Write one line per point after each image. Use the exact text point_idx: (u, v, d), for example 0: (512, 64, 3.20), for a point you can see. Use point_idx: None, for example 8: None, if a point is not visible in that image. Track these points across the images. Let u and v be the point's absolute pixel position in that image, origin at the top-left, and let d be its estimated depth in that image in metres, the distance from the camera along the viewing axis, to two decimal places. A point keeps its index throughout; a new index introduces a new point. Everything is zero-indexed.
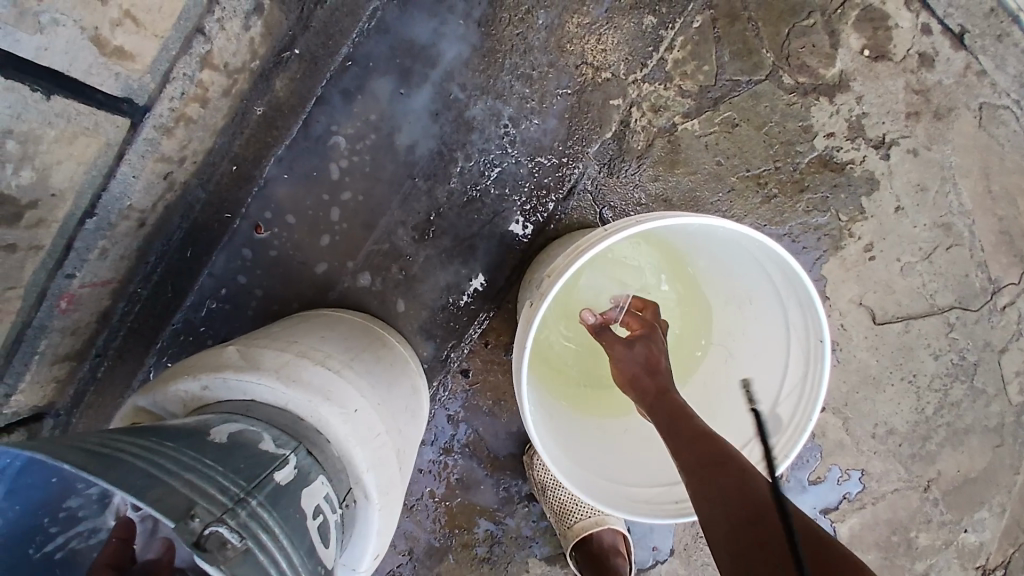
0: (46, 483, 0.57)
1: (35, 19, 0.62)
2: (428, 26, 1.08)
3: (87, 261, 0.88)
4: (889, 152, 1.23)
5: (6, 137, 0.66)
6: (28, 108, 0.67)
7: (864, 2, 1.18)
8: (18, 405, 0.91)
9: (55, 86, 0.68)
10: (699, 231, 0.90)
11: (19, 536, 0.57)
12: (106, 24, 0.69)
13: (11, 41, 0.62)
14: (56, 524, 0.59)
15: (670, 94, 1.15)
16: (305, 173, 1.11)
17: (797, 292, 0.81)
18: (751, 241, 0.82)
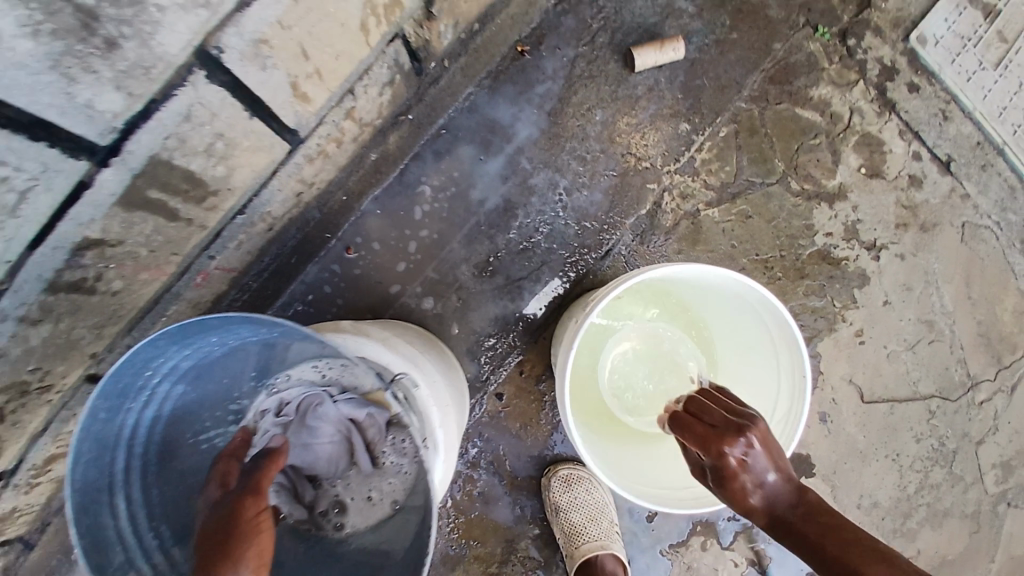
0: (218, 388, 0.84)
1: (262, 60, 0.81)
2: (509, 110, 1.37)
3: (226, 248, 1.11)
4: (879, 254, 1.45)
5: (219, 139, 0.86)
6: (237, 121, 0.87)
7: (864, 130, 1.44)
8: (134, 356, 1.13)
9: (257, 110, 0.88)
10: (713, 286, 1.09)
11: (184, 420, 0.82)
12: (302, 75, 0.90)
13: (242, 71, 0.80)
14: (210, 420, 0.86)
15: (697, 185, 1.40)
16: (394, 210, 1.36)
17: (787, 340, 1.00)
18: (750, 295, 1.02)
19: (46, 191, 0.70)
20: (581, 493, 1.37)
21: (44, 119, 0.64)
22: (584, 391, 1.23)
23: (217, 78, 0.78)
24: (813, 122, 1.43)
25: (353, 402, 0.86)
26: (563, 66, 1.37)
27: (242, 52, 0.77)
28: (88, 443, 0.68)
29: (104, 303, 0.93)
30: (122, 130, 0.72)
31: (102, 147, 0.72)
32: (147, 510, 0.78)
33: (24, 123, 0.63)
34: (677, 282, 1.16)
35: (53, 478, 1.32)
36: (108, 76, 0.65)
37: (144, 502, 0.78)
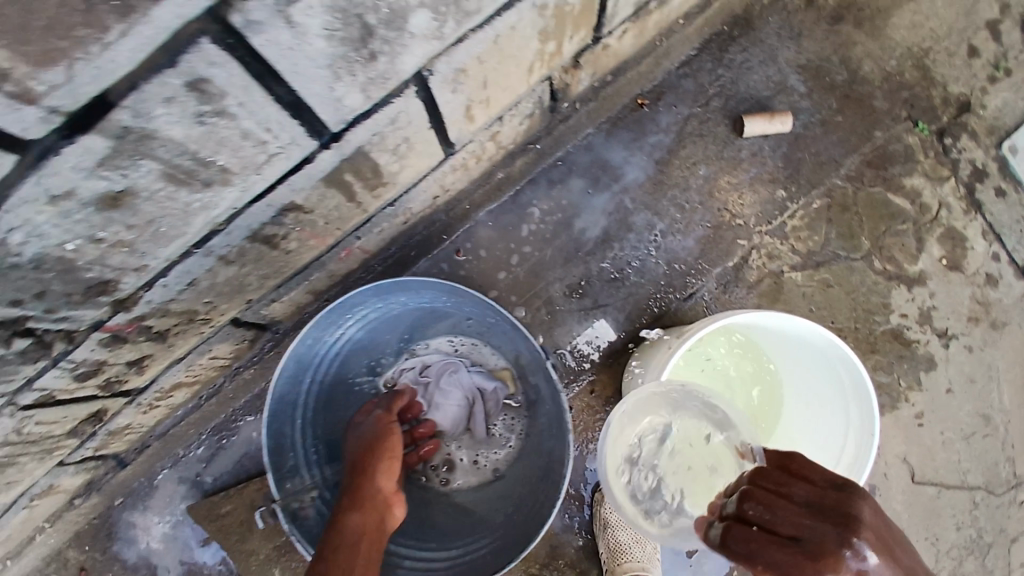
0: (374, 346, 1.25)
1: (454, 84, 0.98)
2: (622, 154, 1.52)
3: (370, 232, 1.29)
4: (948, 343, 1.52)
5: (404, 141, 1.03)
6: (419, 128, 1.03)
7: (949, 224, 1.53)
8: (272, 310, 1.32)
9: (435, 121, 1.05)
10: (802, 344, 1.19)
11: (350, 365, 1.23)
12: (476, 100, 1.08)
13: (440, 90, 0.97)
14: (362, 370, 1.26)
15: (784, 248, 1.51)
16: (505, 225, 1.53)
17: (863, 409, 1.11)
18: (840, 361, 1.12)
19: (285, 158, 0.84)
20: None
21: (303, 102, 0.77)
22: None
23: (421, 90, 0.93)
24: (903, 208, 1.53)
25: (481, 376, 1.29)
26: (676, 122, 1.52)
27: (446, 75, 0.94)
28: (304, 362, 1.08)
29: (276, 258, 1.10)
30: (350, 121, 0.87)
31: (331, 131, 0.86)
32: (312, 430, 1.18)
33: (286, 102, 0.75)
34: (763, 333, 1.26)
35: (168, 405, 1.42)
36: (359, 80, 0.79)
37: (311, 424, 1.18)
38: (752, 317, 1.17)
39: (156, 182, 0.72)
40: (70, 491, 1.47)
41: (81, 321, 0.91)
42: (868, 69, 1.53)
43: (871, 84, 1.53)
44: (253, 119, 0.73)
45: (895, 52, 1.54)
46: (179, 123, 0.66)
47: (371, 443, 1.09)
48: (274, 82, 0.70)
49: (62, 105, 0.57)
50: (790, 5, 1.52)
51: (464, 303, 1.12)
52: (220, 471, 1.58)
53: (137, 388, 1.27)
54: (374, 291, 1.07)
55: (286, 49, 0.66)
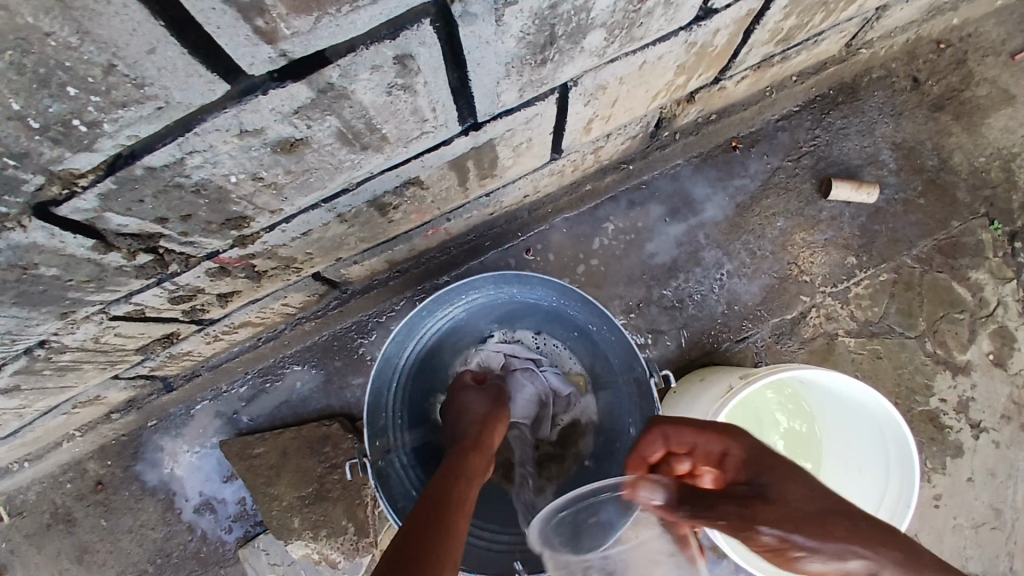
0: (463, 330, 1.32)
1: (590, 99, 1.03)
2: (706, 190, 1.57)
3: (461, 217, 1.34)
4: (979, 434, 1.55)
5: (525, 141, 1.08)
6: (542, 133, 1.09)
7: (1004, 322, 1.57)
8: (351, 270, 1.35)
9: (558, 127, 1.10)
10: (870, 440, 1.20)
11: (439, 343, 1.29)
12: (599, 116, 1.13)
13: (574, 102, 1.02)
14: (444, 351, 1.32)
15: (841, 312, 1.55)
16: (578, 234, 1.58)
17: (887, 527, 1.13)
18: (899, 475, 1.13)
19: (430, 137, 0.89)
20: None
21: (467, 90, 0.82)
22: None
23: (560, 98, 0.98)
24: (963, 297, 1.57)
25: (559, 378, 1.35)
26: (764, 171, 1.57)
27: (586, 91, 0.99)
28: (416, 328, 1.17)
29: (379, 225, 1.14)
30: (496, 114, 0.92)
31: (475, 120, 0.91)
32: (401, 397, 1.25)
33: (456, 87, 0.80)
34: (839, 409, 1.27)
35: (230, 340, 1.46)
36: (522, 81, 0.85)
37: (401, 391, 1.24)
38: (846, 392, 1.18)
39: (327, 138, 0.77)
40: (114, 404, 1.50)
41: (201, 248, 0.95)
42: (957, 159, 1.58)
43: (958, 174, 1.58)
44: (427, 98, 0.78)
45: (985, 150, 1.59)
46: (372, 89, 0.72)
47: (482, 406, 1.17)
48: (456, 68, 0.76)
49: (291, 51, 0.61)
50: (897, 85, 1.58)
51: (572, 305, 1.21)
52: (257, 413, 1.61)
53: (211, 320, 1.31)
54: (495, 276, 1.16)
55: (482, 42, 0.72)
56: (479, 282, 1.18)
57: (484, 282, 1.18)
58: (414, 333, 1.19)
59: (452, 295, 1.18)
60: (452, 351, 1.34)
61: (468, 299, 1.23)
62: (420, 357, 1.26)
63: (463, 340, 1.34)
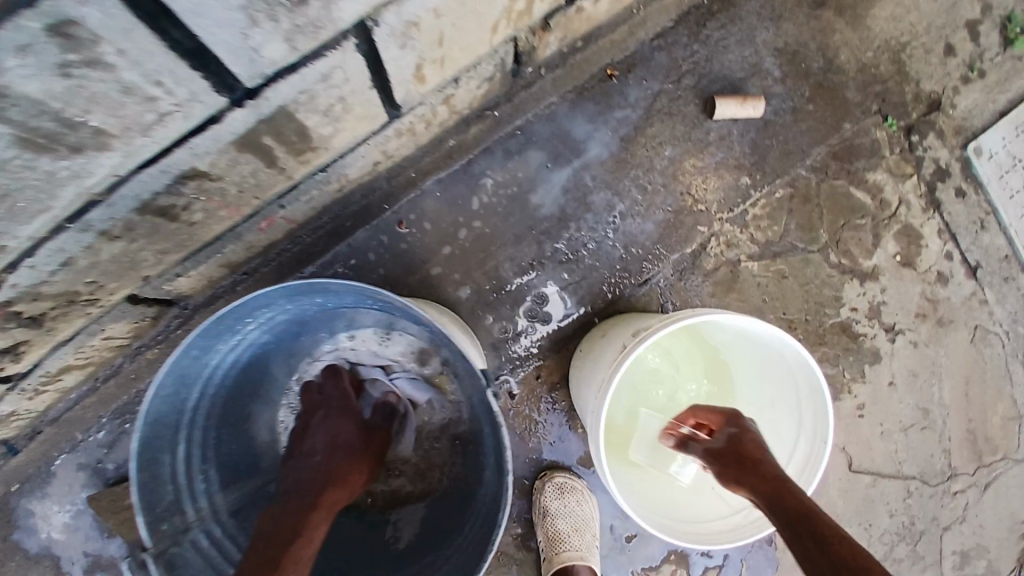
0: (275, 347, 1.13)
1: (406, 40, 0.83)
2: (585, 127, 1.41)
3: (298, 201, 1.13)
4: (895, 337, 1.52)
5: (340, 102, 0.88)
6: (360, 91, 0.89)
7: (906, 220, 1.52)
8: (179, 285, 1.16)
9: (378, 80, 0.89)
10: (778, 378, 1.14)
11: (246, 370, 1.10)
12: (429, 59, 0.93)
13: (385, 46, 0.82)
14: (260, 373, 1.14)
15: (743, 237, 1.46)
16: (453, 197, 1.39)
17: (810, 465, 1.06)
18: (811, 408, 1.07)
19: (182, 119, 0.72)
20: (571, 502, 1.41)
21: (208, 50, 0.64)
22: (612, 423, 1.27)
23: (364, 45, 0.79)
24: (862, 202, 1.50)
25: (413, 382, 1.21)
26: (645, 97, 1.41)
27: (393, 32, 0.80)
28: (189, 377, 0.94)
29: (178, 232, 0.96)
30: (270, 77, 0.74)
31: (246, 87, 0.73)
32: (209, 446, 1.07)
33: (189, 50, 0.63)
34: (744, 352, 1.19)
35: (58, 388, 1.23)
36: (284, 27, 0.66)
37: (203, 440, 1.05)
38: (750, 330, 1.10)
39: (3, 150, 0.60)
40: None
41: None
42: (844, 58, 1.48)
43: (845, 74, 1.48)
44: (136, 70, 0.61)
45: (873, 45, 1.49)
46: (34, 76, 0.55)
47: (333, 425, 1.00)
48: (165, 22, 0.59)
49: None
50: None
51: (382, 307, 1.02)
52: (124, 458, 1.40)
53: (19, 373, 1.08)
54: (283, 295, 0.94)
55: None
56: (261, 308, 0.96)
57: (267, 302, 0.95)
58: (192, 381, 0.97)
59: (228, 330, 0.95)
60: (269, 370, 1.16)
61: (260, 325, 1.01)
62: (221, 396, 1.07)
63: (284, 354, 1.16)
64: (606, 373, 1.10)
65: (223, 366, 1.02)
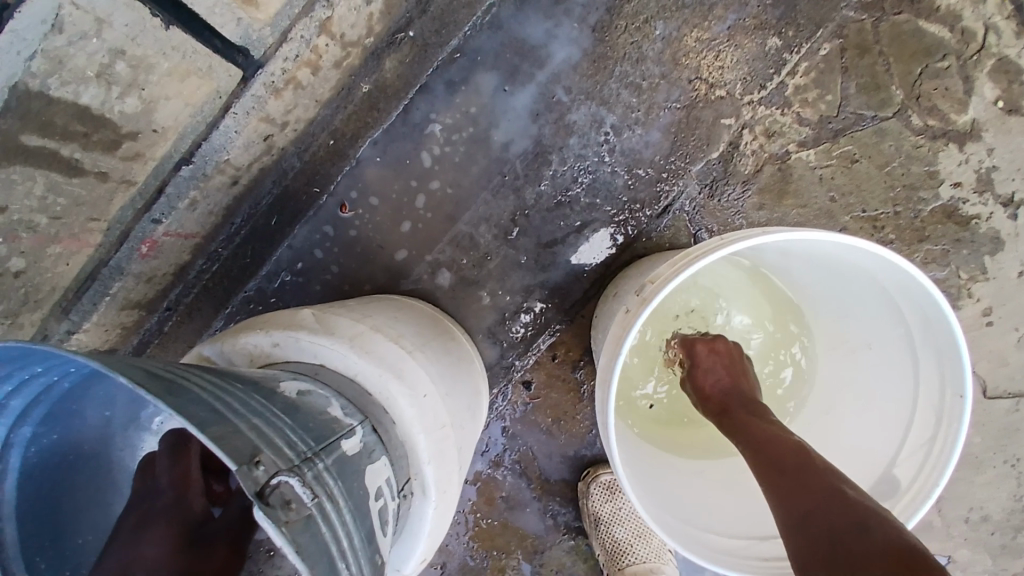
0: (85, 419, 0.56)
1: None
2: (542, 25, 1.05)
3: (176, 209, 0.85)
4: (1017, 212, 1.10)
5: (118, 57, 0.63)
6: (145, 32, 0.63)
7: (1000, 53, 1.07)
8: (78, 343, 0.88)
9: (177, 18, 0.66)
10: (871, 311, 0.78)
11: (47, 470, 0.55)
12: None
13: None
14: (81, 467, 0.57)
15: (787, 120, 1.08)
16: (397, 158, 1.08)
17: (940, 435, 0.70)
18: (929, 346, 0.71)
19: None
20: (626, 503, 1.13)
21: None
22: (641, 400, 0.95)
23: None
24: (941, 36, 1.07)
25: None
26: None
27: None
28: None
29: (4, 287, 0.71)
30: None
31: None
32: None
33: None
34: (815, 280, 0.84)
35: None
36: None
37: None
38: (817, 246, 0.76)
39: None
40: None
41: None
42: None
43: None
44: None
45: None
46: None
47: (124, 546, 0.49)
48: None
49: None
50: None
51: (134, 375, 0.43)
52: None
53: None
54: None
55: None
56: None
57: None
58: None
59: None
60: (101, 454, 0.58)
61: (6, 405, 0.50)
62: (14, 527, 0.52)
63: (113, 425, 0.58)
64: (606, 347, 0.79)
65: None
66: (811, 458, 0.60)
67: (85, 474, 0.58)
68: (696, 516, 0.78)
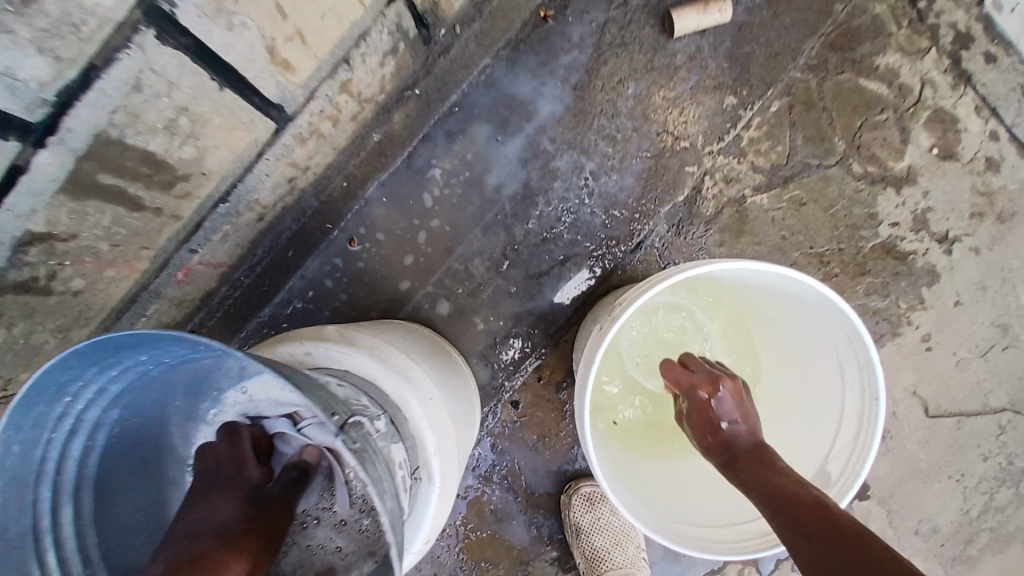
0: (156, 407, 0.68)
1: (228, 18, 0.69)
2: (530, 83, 1.21)
3: (211, 240, 1.00)
4: (952, 248, 1.25)
5: (182, 113, 0.76)
6: (205, 93, 0.76)
7: (936, 104, 1.24)
8: None
9: (228, 80, 0.77)
10: (805, 331, 0.91)
11: (121, 449, 0.66)
12: (281, 37, 0.78)
13: (204, 31, 0.69)
14: (148, 448, 0.69)
15: (743, 168, 1.24)
16: (401, 198, 1.22)
17: (862, 433, 0.82)
18: (851, 357, 0.84)
19: None
20: (606, 513, 1.23)
21: None
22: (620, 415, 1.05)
23: (179, 43, 0.68)
24: (879, 94, 1.24)
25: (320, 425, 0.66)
26: (591, 33, 1.20)
27: (202, 8, 0.66)
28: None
29: (65, 304, 0.83)
30: (56, 103, 0.63)
31: (36, 125, 0.62)
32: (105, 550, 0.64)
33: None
34: (763, 307, 0.98)
35: None
36: (26, 36, 0.55)
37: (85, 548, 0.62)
38: (759, 276, 0.89)
39: None
40: None
41: None
42: None
43: None
44: None
45: None
46: None
47: (200, 507, 0.60)
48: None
49: None
50: None
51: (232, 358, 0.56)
52: None
53: None
54: (108, 351, 0.56)
55: None
56: (95, 365, 0.57)
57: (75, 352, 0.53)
58: (35, 477, 0.58)
59: (52, 403, 0.57)
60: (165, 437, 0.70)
61: (105, 391, 0.61)
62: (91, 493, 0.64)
63: (178, 413, 0.70)
64: (583, 359, 0.91)
65: (64, 459, 0.60)
66: (827, 510, 0.63)
67: (149, 454, 0.69)
68: (670, 511, 0.90)
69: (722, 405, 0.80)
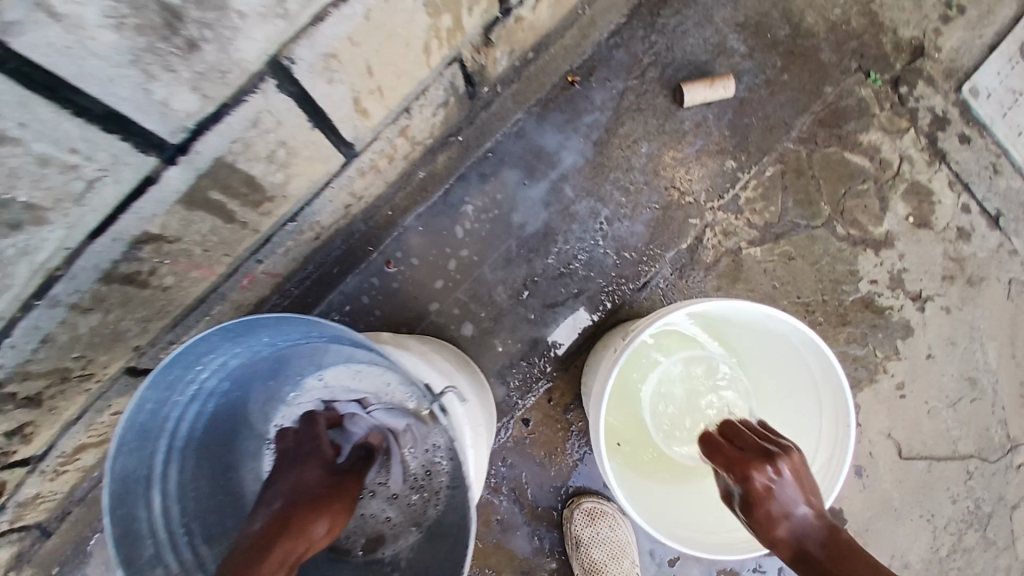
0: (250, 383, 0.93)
1: (331, 73, 0.85)
2: (556, 137, 1.38)
3: (274, 253, 1.15)
4: (925, 305, 1.40)
5: (281, 147, 0.92)
6: (301, 132, 0.92)
7: (913, 177, 1.41)
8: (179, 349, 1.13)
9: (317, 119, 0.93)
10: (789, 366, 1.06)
11: (220, 411, 0.91)
12: (365, 91, 0.95)
13: (311, 82, 0.84)
14: (235, 411, 0.94)
15: (739, 223, 1.40)
16: (436, 229, 1.38)
17: (837, 453, 0.96)
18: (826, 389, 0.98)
19: (113, 183, 0.75)
20: (604, 528, 1.35)
21: (118, 112, 0.68)
22: (625, 433, 1.18)
23: (291, 89, 0.83)
24: (862, 166, 1.42)
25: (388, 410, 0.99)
26: (612, 98, 1.39)
27: (314, 65, 0.82)
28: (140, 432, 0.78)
29: (155, 296, 0.97)
30: (193, 130, 0.77)
31: (173, 145, 0.77)
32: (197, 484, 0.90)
33: (100, 115, 0.67)
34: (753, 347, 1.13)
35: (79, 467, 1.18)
36: (185, 76, 0.69)
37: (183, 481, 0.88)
38: (752, 318, 1.05)
39: None
40: None
41: None
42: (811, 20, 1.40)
43: (815, 36, 1.40)
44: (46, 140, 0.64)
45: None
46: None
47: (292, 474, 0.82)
48: (70, 93, 0.63)
49: None
50: None
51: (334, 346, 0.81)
52: None
53: (32, 457, 1.04)
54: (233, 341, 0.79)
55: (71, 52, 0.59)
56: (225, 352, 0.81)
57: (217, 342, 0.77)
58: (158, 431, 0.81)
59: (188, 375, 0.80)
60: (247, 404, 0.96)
61: (225, 368, 0.84)
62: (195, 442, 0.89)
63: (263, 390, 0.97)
64: (601, 374, 1.05)
65: (182, 418, 0.85)
66: None
67: (235, 416, 0.95)
68: (656, 517, 1.03)
69: (783, 487, 0.90)
